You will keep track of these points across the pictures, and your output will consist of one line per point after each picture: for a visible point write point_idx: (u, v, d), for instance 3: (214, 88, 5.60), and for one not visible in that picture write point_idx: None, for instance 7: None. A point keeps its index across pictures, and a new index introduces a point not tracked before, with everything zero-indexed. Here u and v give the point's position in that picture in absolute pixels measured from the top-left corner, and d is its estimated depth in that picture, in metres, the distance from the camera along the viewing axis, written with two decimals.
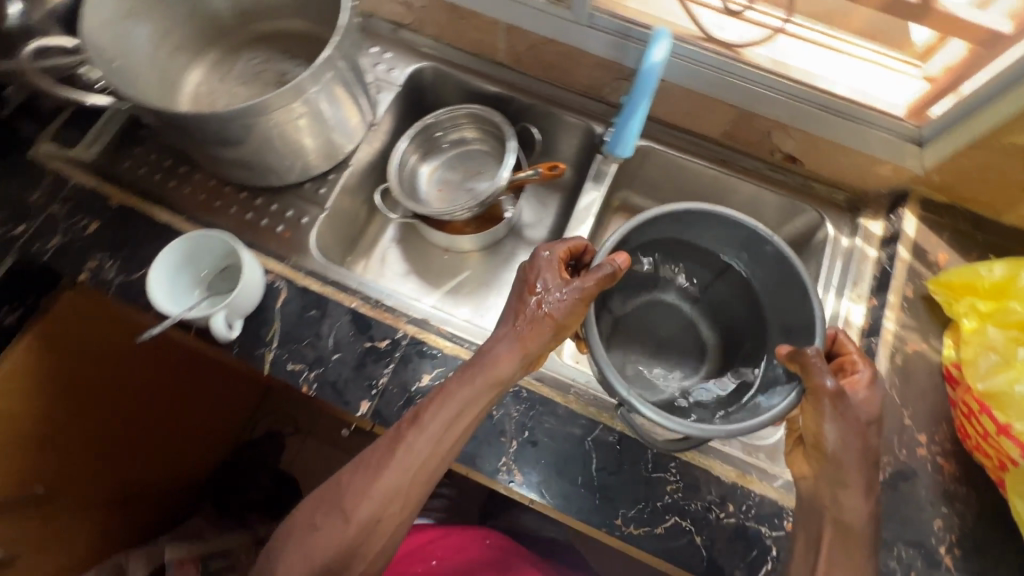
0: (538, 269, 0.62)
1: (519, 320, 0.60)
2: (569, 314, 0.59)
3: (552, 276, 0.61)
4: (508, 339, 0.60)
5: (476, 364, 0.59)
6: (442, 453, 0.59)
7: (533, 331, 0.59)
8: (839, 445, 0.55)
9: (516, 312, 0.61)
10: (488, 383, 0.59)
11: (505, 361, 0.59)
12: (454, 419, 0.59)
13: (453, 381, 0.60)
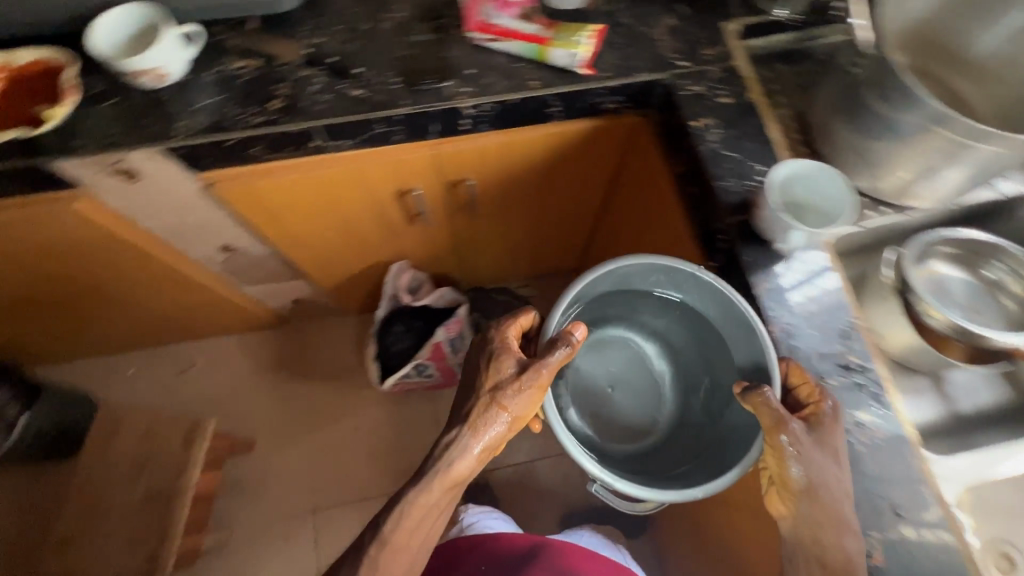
0: (490, 367, 0.85)
1: (473, 419, 0.85)
2: (518, 410, 0.83)
3: (504, 366, 0.85)
4: (470, 445, 0.85)
5: (434, 475, 0.85)
6: (419, 538, 0.87)
7: (488, 421, 0.84)
8: (811, 479, 0.68)
9: (472, 410, 0.85)
10: (452, 477, 0.85)
11: (455, 473, 0.85)
12: (423, 518, 0.87)
13: (430, 483, 0.86)
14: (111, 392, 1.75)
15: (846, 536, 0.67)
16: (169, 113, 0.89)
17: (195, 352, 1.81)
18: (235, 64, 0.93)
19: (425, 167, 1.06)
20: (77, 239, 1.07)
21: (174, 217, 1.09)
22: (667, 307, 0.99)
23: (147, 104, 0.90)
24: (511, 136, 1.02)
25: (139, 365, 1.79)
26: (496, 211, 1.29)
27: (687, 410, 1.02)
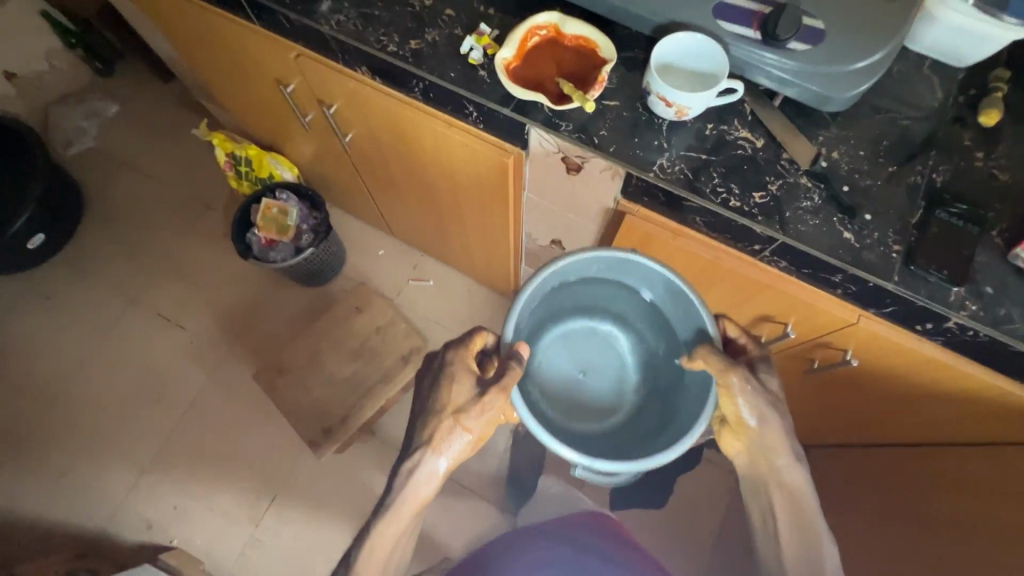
0: (451, 387, 0.84)
1: (427, 443, 0.82)
2: (482, 428, 0.82)
3: (464, 390, 0.84)
4: (407, 491, 0.82)
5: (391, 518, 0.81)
6: (394, 539, 0.84)
7: (450, 440, 0.81)
8: (760, 419, 0.81)
9: (428, 441, 0.82)
10: (410, 509, 0.82)
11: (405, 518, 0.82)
12: (394, 521, 0.82)
13: (397, 496, 0.82)
14: (357, 261, 1.93)
15: (795, 470, 0.81)
16: (657, 145, 0.85)
17: (430, 270, 1.93)
18: (739, 132, 0.85)
19: (851, 332, 0.91)
20: (472, 168, 1.11)
21: (562, 206, 1.07)
22: (643, 302, 1.01)
23: (646, 125, 0.86)
24: (948, 361, 0.85)
25: (389, 252, 1.95)
26: (831, 401, 1.18)
27: (649, 361, 1.07)
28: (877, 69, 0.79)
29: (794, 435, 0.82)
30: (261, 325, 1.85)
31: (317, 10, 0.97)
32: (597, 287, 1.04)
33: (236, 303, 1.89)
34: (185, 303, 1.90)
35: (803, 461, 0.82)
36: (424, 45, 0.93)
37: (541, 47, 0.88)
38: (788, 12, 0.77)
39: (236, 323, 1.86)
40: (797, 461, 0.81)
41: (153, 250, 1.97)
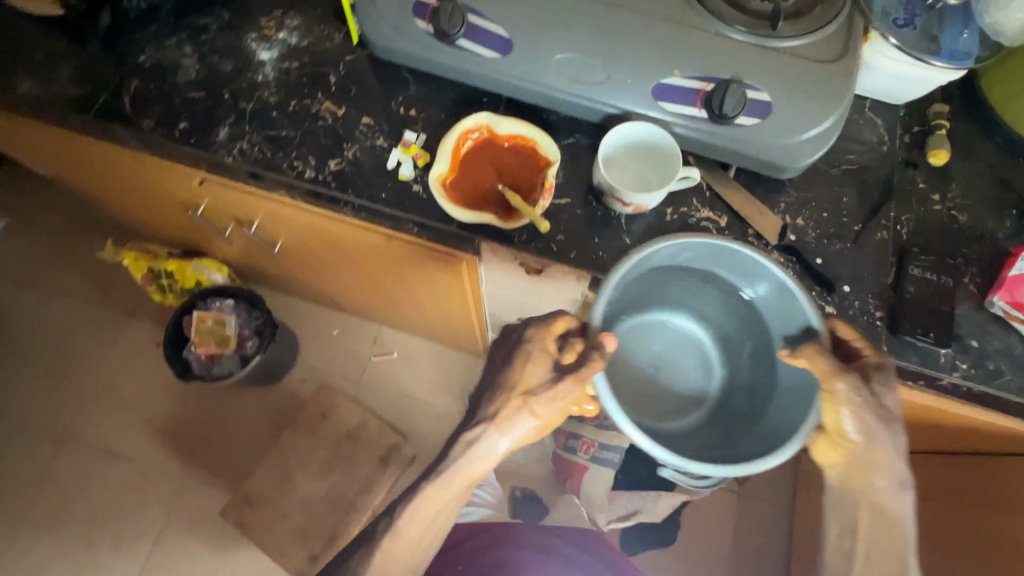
0: (520, 363, 0.67)
1: (491, 417, 0.67)
2: (551, 418, 0.66)
3: (539, 366, 0.67)
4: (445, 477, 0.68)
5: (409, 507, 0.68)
6: (425, 533, 0.71)
7: (512, 424, 0.66)
8: (867, 435, 0.62)
9: (490, 416, 0.67)
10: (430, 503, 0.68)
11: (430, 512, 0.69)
12: (427, 514, 0.69)
13: (434, 480, 0.67)
14: (311, 347, 1.78)
15: (892, 492, 0.63)
16: (619, 244, 0.79)
17: (392, 341, 1.80)
18: (700, 212, 0.81)
19: None
20: (419, 273, 1.00)
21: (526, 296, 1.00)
22: (729, 296, 0.78)
23: (604, 222, 0.80)
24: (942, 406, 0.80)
25: (344, 330, 1.80)
26: None
27: (731, 360, 0.82)
28: (829, 135, 0.75)
29: (905, 458, 0.63)
30: (219, 440, 1.67)
31: (214, 140, 0.85)
32: (679, 289, 0.80)
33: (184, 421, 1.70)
34: (124, 433, 1.69)
35: (910, 488, 0.63)
36: (345, 164, 0.83)
37: (476, 152, 0.80)
38: (730, 89, 0.73)
39: (188, 439, 1.68)
40: (905, 488, 0.63)
41: (74, 380, 1.74)
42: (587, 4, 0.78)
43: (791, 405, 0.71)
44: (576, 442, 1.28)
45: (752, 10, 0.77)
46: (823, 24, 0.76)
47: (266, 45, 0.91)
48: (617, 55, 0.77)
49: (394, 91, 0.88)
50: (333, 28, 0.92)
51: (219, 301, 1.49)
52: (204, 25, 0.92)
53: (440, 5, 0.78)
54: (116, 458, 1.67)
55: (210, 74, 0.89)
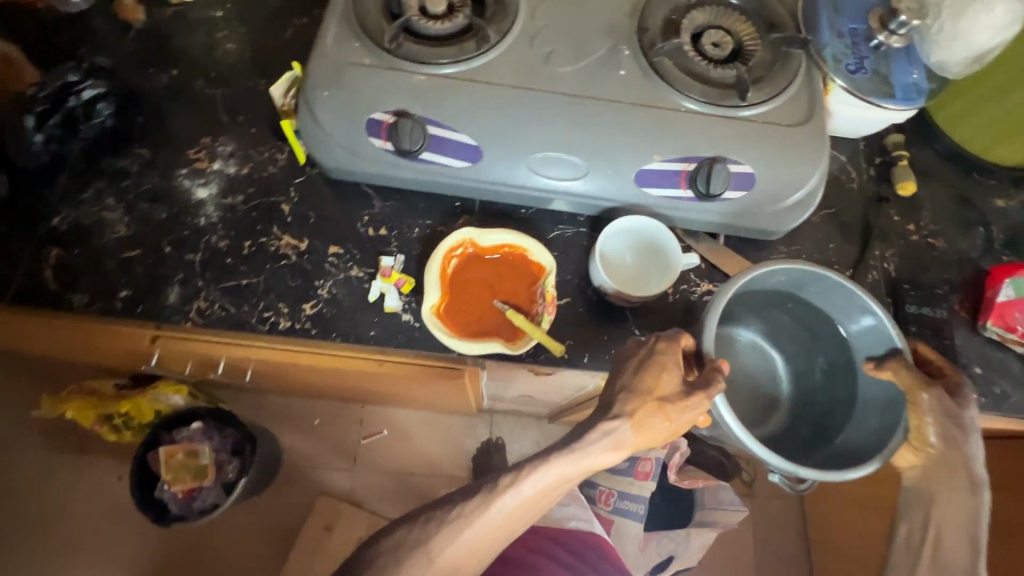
0: (655, 368, 0.65)
1: (628, 415, 0.64)
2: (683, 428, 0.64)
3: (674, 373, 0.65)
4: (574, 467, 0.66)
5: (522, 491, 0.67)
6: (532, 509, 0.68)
7: (647, 426, 0.64)
8: (945, 439, 0.64)
9: (627, 415, 0.64)
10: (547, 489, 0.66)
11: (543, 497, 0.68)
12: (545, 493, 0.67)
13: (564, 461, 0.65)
14: (290, 440, 1.57)
15: (962, 493, 0.65)
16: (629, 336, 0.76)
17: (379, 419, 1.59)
18: (700, 286, 0.79)
19: None
20: (417, 380, 0.93)
21: (531, 385, 0.95)
22: (812, 312, 0.76)
23: (609, 316, 0.77)
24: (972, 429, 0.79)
25: (325, 419, 1.59)
26: None
27: (805, 378, 0.81)
28: (812, 195, 0.76)
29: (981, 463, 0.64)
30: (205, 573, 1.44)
31: (165, 304, 0.75)
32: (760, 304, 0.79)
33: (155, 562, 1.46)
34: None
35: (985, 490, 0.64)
36: (321, 305, 0.76)
37: (464, 269, 0.74)
38: (714, 170, 0.72)
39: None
40: (977, 490, 0.64)
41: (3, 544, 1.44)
42: (551, 97, 0.74)
43: (874, 424, 0.70)
44: (593, 490, 1.27)
45: (715, 79, 0.76)
46: (786, 85, 0.76)
47: (201, 180, 0.82)
48: (593, 145, 0.73)
49: (357, 210, 0.81)
50: (274, 148, 0.84)
51: (186, 430, 1.35)
52: (124, 168, 0.82)
53: (396, 121, 0.72)
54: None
55: (143, 226, 0.79)
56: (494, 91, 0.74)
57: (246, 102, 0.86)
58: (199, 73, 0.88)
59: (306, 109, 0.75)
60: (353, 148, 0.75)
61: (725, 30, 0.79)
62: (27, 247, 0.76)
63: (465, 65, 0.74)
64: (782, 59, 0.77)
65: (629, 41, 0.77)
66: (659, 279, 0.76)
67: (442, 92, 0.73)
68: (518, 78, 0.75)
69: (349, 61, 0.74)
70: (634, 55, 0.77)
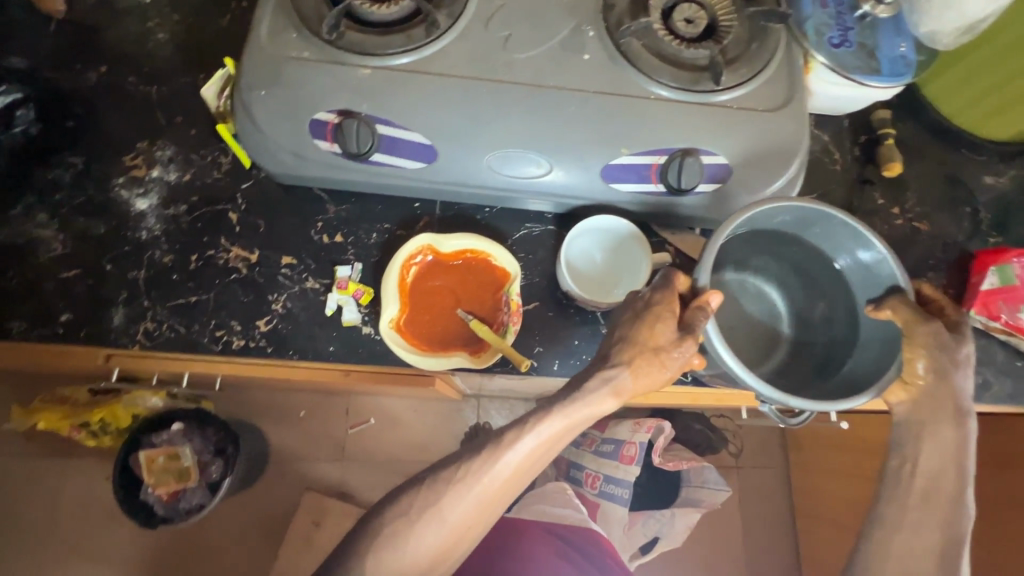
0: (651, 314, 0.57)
1: (625, 365, 0.56)
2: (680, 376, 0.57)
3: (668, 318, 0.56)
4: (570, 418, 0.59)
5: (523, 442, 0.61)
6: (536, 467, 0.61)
7: (641, 373, 0.56)
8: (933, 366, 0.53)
9: (624, 364, 0.57)
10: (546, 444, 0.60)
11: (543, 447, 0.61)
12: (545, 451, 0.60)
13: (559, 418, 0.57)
14: (276, 435, 1.55)
15: (944, 427, 0.53)
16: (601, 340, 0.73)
17: (366, 408, 1.58)
18: None
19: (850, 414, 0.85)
20: (391, 385, 0.90)
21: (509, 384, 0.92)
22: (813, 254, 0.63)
23: (581, 319, 0.74)
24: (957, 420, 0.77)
25: (311, 411, 1.56)
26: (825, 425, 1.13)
27: (804, 323, 0.66)
28: (792, 183, 0.71)
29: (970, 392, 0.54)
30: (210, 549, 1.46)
31: (109, 328, 0.71)
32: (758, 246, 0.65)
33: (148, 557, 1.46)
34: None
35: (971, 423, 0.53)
36: (276, 321, 0.72)
37: (425, 277, 0.70)
38: (686, 163, 0.67)
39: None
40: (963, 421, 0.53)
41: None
42: (509, 88, 0.68)
43: (873, 365, 0.57)
44: (579, 475, 1.27)
45: (687, 60, 0.70)
46: (763, 65, 0.70)
47: (140, 189, 0.76)
48: (556, 139, 0.68)
49: (310, 217, 0.76)
50: (217, 150, 0.78)
51: (165, 433, 1.32)
52: (55, 179, 0.76)
53: (341, 122, 0.67)
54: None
55: (80, 243, 0.74)
56: (447, 84, 0.68)
57: (184, 100, 0.80)
58: (130, 69, 0.81)
59: (242, 110, 0.69)
60: (298, 152, 0.70)
61: (700, 3, 0.72)
62: None
63: (414, 54, 0.68)
64: (758, 35, 0.71)
65: (593, 21, 0.71)
66: (630, 282, 0.71)
67: (390, 87, 0.67)
68: (473, 67, 0.69)
69: (286, 55, 0.68)
70: (599, 36, 0.70)
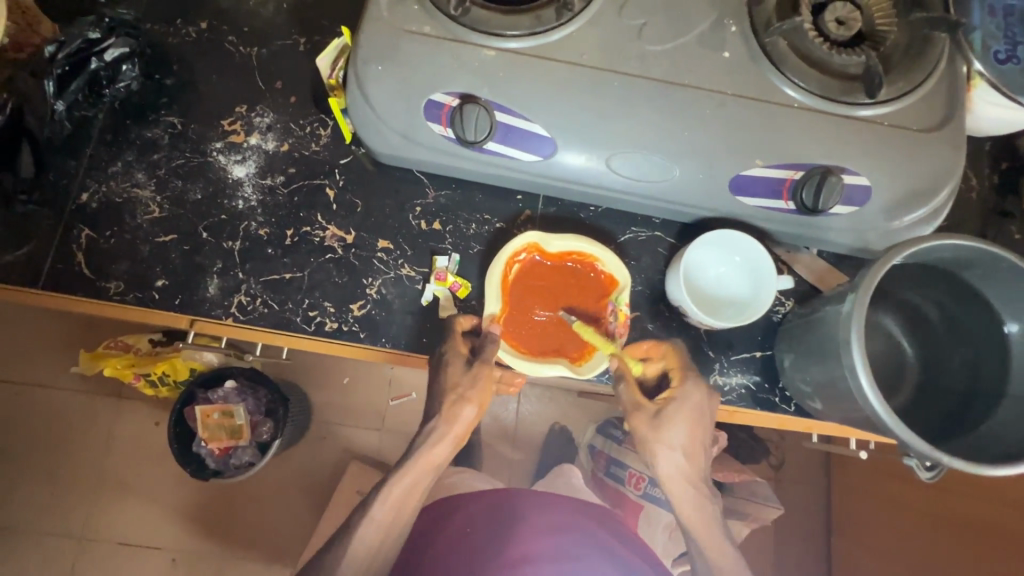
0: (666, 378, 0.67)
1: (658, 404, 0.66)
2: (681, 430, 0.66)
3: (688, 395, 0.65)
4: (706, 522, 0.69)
5: (650, 440, 0.66)
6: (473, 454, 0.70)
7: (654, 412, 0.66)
8: None
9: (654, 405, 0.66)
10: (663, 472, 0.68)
11: (670, 460, 0.67)
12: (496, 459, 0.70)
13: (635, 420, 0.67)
14: (318, 399, 1.46)
15: None
16: (703, 358, 0.71)
17: (409, 381, 1.47)
18: (784, 304, 0.73)
19: None
20: None
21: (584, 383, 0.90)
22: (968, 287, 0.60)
23: (682, 334, 0.72)
24: None
25: (356, 377, 1.47)
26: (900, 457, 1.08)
27: (940, 365, 0.64)
28: (935, 212, 0.65)
29: None
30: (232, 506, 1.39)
31: (204, 297, 0.70)
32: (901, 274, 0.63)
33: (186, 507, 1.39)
34: (136, 528, 1.37)
35: None
36: (371, 307, 0.70)
37: (530, 275, 0.68)
38: (827, 182, 0.61)
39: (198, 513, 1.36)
40: None
41: (35, 482, 1.36)
42: (641, 84, 0.63)
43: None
44: (623, 472, 1.20)
45: (838, 67, 0.64)
46: (923, 79, 0.63)
47: (237, 156, 0.74)
48: (686, 143, 0.63)
49: (408, 200, 0.73)
50: (316, 121, 0.75)
51: (221, 390, 1.26)
52: (153, 139, 0.74)
53: (461, 106, 0.62)
54: (135, 556, 1.36)
55: (177, 207, 0.72)
56: (576, 74, 0.63)
57: (285, 65, 0.77)
58: (231, 28, 0.77)
59: (356, 85, 0.65)
60: (408, 134, 0.66)
61: (854, 3, 0.65)
62: (54, 227, 0.71)
63: (542, 38, 0.63)
64: (920, 44, 0.64)
65: (736, 15, 0.65)
66: (734, 308, 0.69)
67: (515, 72, 0.63)
68: (603, 57, 0.64)
69: (406, 28, 0.63)
70: (742, 32, 0.64)
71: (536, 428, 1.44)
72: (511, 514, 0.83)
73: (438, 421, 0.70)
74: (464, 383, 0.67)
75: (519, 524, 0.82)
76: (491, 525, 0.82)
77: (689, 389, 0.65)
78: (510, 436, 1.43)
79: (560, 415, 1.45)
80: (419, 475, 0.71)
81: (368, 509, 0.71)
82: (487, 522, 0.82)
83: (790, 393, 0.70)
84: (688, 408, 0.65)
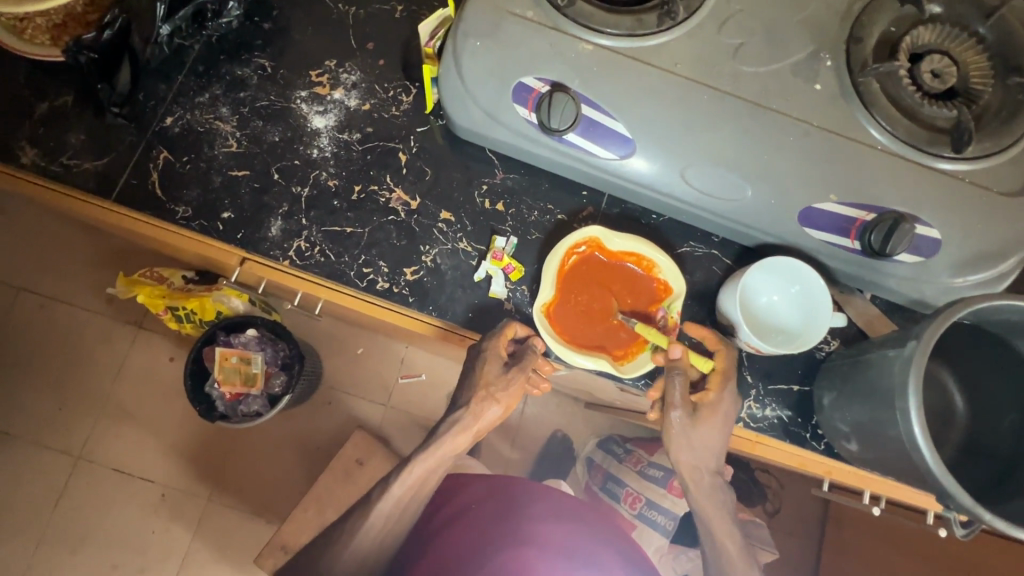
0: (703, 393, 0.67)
1: (698, 415, 0.67)
2: (714, 441, 0.68)
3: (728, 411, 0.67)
4: (725, 543, 0.71)
5: (681, 434, 0.67)
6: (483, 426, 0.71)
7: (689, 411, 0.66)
8: None
9: (694, 411, 0.67)
10: (686, 466, 0.70)
11: (697, 458, 0.69)
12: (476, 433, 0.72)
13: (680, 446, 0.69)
14: (330, 365, 1.47)
15: None
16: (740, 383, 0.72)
17: (420, 362, 1.48)
18: (830, 344, 0.73)
19: None
20: None
21: (608, 395, 0.90)
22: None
23: (722, 355, 0.72)
24: None
25: (370, 349, 1.48)
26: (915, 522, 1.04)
27: (987, 428, 0.64)
28: (999, 277, 0.65)
29: None
30: (228, 452, 1.40)
31: (265, 236, 0.72)
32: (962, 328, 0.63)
33: (188, 450, 1.40)
34: (134, 456, 1.38)
35: None
36: (423, 273, 0.71)
37: (586, 267, 0.69)
38: (900, 229, 0.61)
39: (196, 460, 1.39)
40: None
41: (50, 397, 1.39)
42: (728, 101, 0.64)
43: None
44: (619, 490, 1.17)
45: (926, 118, 0.64)
46: (1011, 143, 0.63)
47: (319, 107, 0.76)
48: (763, 167, 0.64)
49: (476, 177, 0.75)
50: (400, 87, 0.77)
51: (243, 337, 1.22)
52: (242, 77, 0.76)
53: (550, 92, 0.63)
54: (131, 485, 1.37)
55: (254, 145, 0.74)
56: (667, 81, 0.64)
57: (380, 30, 0.79)
58: None
59: (452, 57, 0.67)
60: (492, 112, 0.67)
61: (951, 59, 0.65)
62: (135, 145, 0.73)
63: (639, 41, 0.64)
64: (1013, 109, 0.64)
65: (832, 49, 0.65)
66: (784, 337, 0.70)
67: (610, 69, 0.64)
68: (695, 69, 0.64)
69: (509, 10, 0.65)
70: (837, 68, 0.65)
71: (539, 431, 1.42)
72: (512, 500, 0.81)
73: (465, 412, 0.71)
74: (497, 383, 0.69)
75: (520, 507, 0.79)
76: (493, 506, 0.80)
77: (724, 398, 0.66)
78: (511, 436, 1.41)
79: (563, 422, 1.43)
80: (438, 453, 0.71)
81: (386, 476, 0.71)
82: (489, 503, 0.80)
83: (822, 431, 0.70)
84: (720, 414, 0.67)
